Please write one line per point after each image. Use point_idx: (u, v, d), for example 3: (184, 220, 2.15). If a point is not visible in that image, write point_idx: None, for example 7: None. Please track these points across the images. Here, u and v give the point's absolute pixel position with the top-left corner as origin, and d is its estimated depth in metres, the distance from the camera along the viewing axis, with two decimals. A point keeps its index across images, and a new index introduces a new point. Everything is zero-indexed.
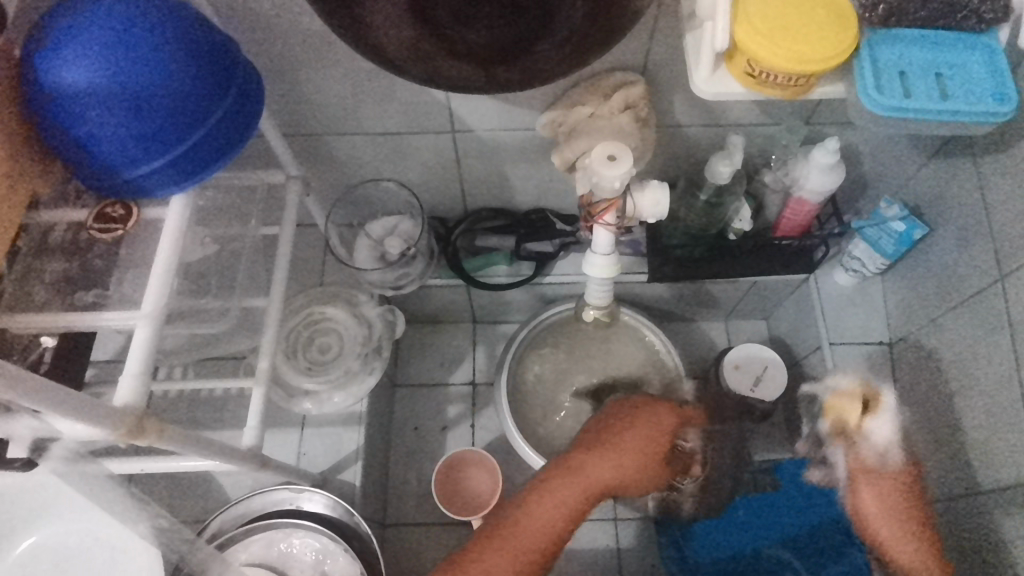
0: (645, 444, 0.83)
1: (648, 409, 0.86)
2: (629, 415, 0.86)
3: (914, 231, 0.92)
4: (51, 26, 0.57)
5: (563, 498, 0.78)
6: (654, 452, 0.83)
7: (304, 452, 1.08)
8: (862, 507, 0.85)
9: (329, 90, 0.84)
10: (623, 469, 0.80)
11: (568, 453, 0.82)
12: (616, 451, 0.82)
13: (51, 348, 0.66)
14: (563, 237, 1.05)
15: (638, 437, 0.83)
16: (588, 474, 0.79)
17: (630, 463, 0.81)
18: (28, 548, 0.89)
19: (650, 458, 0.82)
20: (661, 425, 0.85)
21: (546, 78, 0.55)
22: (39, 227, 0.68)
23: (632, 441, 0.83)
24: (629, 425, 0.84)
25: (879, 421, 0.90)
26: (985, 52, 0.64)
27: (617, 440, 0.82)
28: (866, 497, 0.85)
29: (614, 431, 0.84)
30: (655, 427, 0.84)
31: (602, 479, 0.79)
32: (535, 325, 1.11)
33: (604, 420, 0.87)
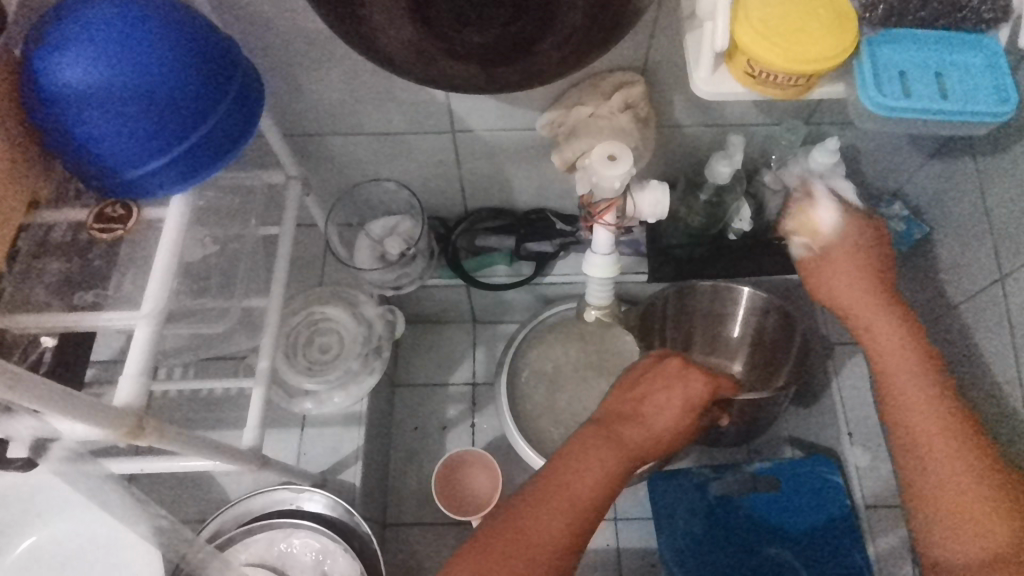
0: (674, 399, 0.74)
1: (681, 362, 0.77)
2: (658, 369, 0.77)
3: (914, 231, 0.94)
4: (50, 26, 0.57)
5: (599, 453, 0.68)
6: (688, 405, 0.74)
7: (304, 452, 1.08)
8: (833, 279, 0.82)
9: (329, 89, 0.84)
10: (654, 420, 0.73)
11: (612, 406, 0.75)
12: (647, 406, 0.74)
13: (51, 348, 0.65)
14: (563, 237, 1.05)
15: (667, 387, 0.75)
16: (622, 431, 0.71)
17: (663, 419, 0.73)
18: (28, 548, 0.89)
19: (682, 409, 0.74)
20: (691, 373, 0.76)
21: (547, 77, 0.55)
22: (42, 226, 0.67)
23: (666, 395, 0.74)
24: (660, 377, 0.76)
25: (822, 200, 0.87)
26: (985, 52, 0.64)
27: (646, 400, 0.74)
28: (837, 254, 0.83)
29: (644, 383, 0.76)
30: (686, 380, 0.75)
31: (642, 435, 0.71)
32: (536, 325, 1.13)
33: (642, 366, 0.78)
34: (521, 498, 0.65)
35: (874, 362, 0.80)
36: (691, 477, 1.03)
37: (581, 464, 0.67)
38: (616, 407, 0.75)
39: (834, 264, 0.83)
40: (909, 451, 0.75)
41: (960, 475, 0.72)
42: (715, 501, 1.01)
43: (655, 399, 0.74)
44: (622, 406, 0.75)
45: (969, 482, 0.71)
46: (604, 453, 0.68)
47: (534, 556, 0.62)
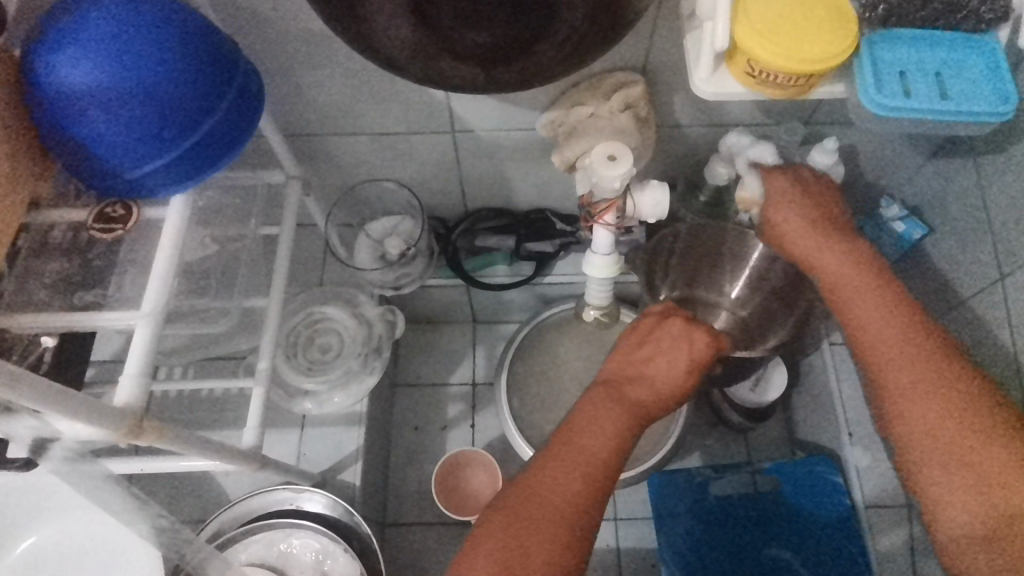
0: (677, 360, 0.70)
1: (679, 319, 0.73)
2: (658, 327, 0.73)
3: (914, 231, 0.93)
4: (51, 26, 0.57)
5: (607, 419, 0.66)
6: (690, 359, 0.70)
7: (304, 453, 1.07)
8: (778, 220, 0.79)
9: (330, 90, 0.84)
10: (657, 380, 0.69)
11: (617, 374, 0.71)
12: (651, 364, 0.71)
13: (52, 348, 0.65)
14: (564, 238, 1.04)
15: (668, 345, 0.71)
16: (624, 393, 0.68)
17: (667, 377, 0.70)
18: (27, 549, 0.89)
19: (687, 366, 0.70)
20: (692, 331, 0.72)
21: (546, 78, 0.55)
22: (39, 227, 0.68)
23: (668, 359, 0.71)
24: (660, 332, 0.72)
25: (744, 178, 0.86)
26: (985, 52, 0.64)
27: (650, 359, 0.71)
28: (779, 211, 0.80)
29: (647, 340, 0.72)
30: (687, 333, 0.72)
31: (645, 398, 0.68)
32: (536, 325, 1.13)
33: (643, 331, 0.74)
34: (527, 473, 0.63)
35: (828, 294, 0.75)
36: (690, 477, 1.03)
37: (588, 433, 0.64)
38: (621, 374, 0.71)
39: (776, 214, 0.80)
40: (879, 381, 0.69)
41: (931, 392, 0.66)
42: (713, 500, 1.02)
43: (659, 362, 0.70)
44: (625, 366, 0.71)
45: (938, 412, 0.65)
46: (610, 422, 0.65)
47: (542, 531, 0.59)
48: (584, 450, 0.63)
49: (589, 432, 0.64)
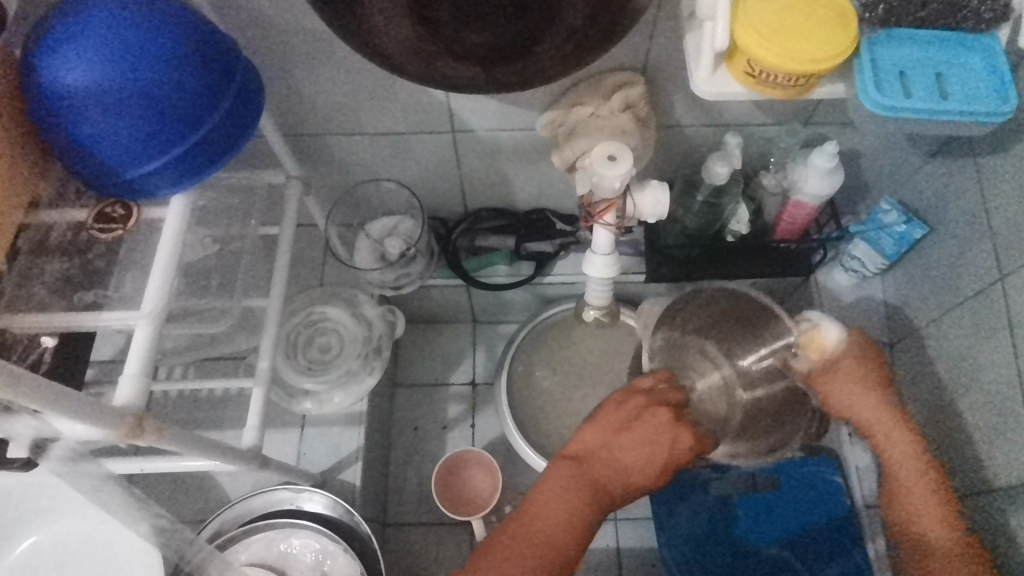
0: (657, 455, 0.72)
1: (662, 410, 0.75)
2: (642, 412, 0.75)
3: (914, 231, 0.93)
4: (51, 25, 0.57)
5: (574, 503, 0.69)
6: (664, 459, 0.72)
7: (304, 452, 1.08)
8: (827, 392, 0.84)
9: (330, 90, 0.84)
10: (621, 474, 0.72)
11: (591, 451, 0.73)
12: (619, 455, 0.73)
13: (51, 348, 0.65)
14: (563, 237, 1.05)
15: (644, 441, 0.72)
16: (586, 479, 0.71)
17: (633, 473, 0.72)
18: (27, 549, 0.88)
19: (655, 467, 0.72)
20: (676, 429, 0.73)
21: (546, 77, 0.55)
22: (38, 227, 0.67)
23: (646, 448, 0.72)
24: (643, 423, 0.73)
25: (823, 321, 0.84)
26: (984, 52, 0.64)
27: (620, 450, 0.73)
28: (834, 391, 0.84)
29: (626, 428, 0.74)
30: (669, 431, 0.73)
31: (614, 483, 0.71)
32: (535, 325, 1.12)
33: (630, 407, 0.75)
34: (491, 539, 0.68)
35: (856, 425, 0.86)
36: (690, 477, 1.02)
37: (550, 514, 0.68)
38: (598, 452, 0.73)
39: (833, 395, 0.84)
40: (888, 467, 0.84)
41: (921, 477, 0.82)
42: (714, 500, 1.02)
43: (638, 453, 0.72)
44: (598, 445, 0.74)
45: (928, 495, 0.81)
46: (576, 507, 0.69)
47: None
48: (544, 531, 0.67)
49: (551, 513, 0.68)
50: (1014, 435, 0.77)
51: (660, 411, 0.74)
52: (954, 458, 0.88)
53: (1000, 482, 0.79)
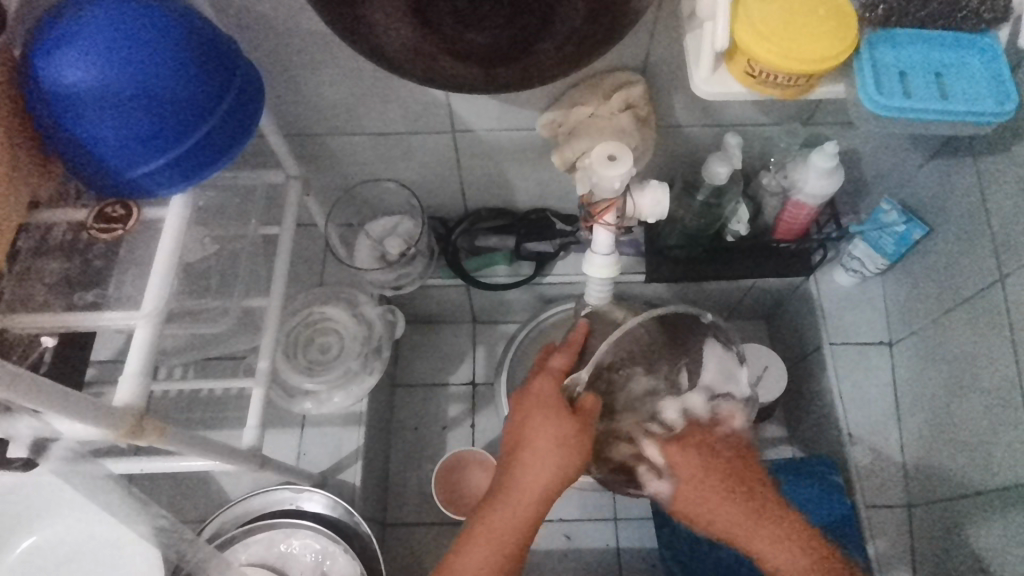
0: (551, 440, 0.69)
1: (532, 414, 0.71)
2: (526, 418, 0.71)
3: (914, 231, 0.93)
4: (52, 25, 0.57)
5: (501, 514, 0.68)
6: (561, 448, 0.69)
7: (304, 453, 1.08)
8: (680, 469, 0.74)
9: (329, 89, 0.84)
10: (522, 491, 0.68)
11: (504, 460, 0.71)
12: (517, 469, 0.69)
13: (51, 348, 0.65)
14: (563, 237, 1.05)
15: (537, 445, 0.69)
16: (495, 515, 0.68)
17: (536, 480, 0.68)
18: (26, 549, 0.88)
19: (561, 469, 0.68)
20: (558, 423, 0.70)
21: (546, 77, 0.55)
22: (39, 227, 0.68)
23: (545, 437, 0.69)
24: (534, 431, 0.69)
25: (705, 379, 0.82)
26: (984, 52, 0.64)
27: (516, 462, 0.69)
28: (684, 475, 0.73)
29: (520, 439, 0.70)
30: (554, 427, 0.69)
31: (539, 483, 0.68)
32: (535, 325, 1.13)
33: (516, 409, 0.73)
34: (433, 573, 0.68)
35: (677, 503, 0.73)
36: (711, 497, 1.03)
37: (486, 534, 0.67)
38: (508, 458, 0.70)
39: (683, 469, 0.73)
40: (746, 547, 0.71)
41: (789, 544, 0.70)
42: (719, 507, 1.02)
43: (545, 438, 0.69)
44: (502, 474, 0.70)
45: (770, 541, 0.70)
46: (507, 517, 0.67)
47: None
48: (480, 553, 0.66)
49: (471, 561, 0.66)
50: (1014, 435, 0.78)
51: (524, 415, 0.71)
52: (954, 459, 0.88)
53: (1001, 482, 0.79)
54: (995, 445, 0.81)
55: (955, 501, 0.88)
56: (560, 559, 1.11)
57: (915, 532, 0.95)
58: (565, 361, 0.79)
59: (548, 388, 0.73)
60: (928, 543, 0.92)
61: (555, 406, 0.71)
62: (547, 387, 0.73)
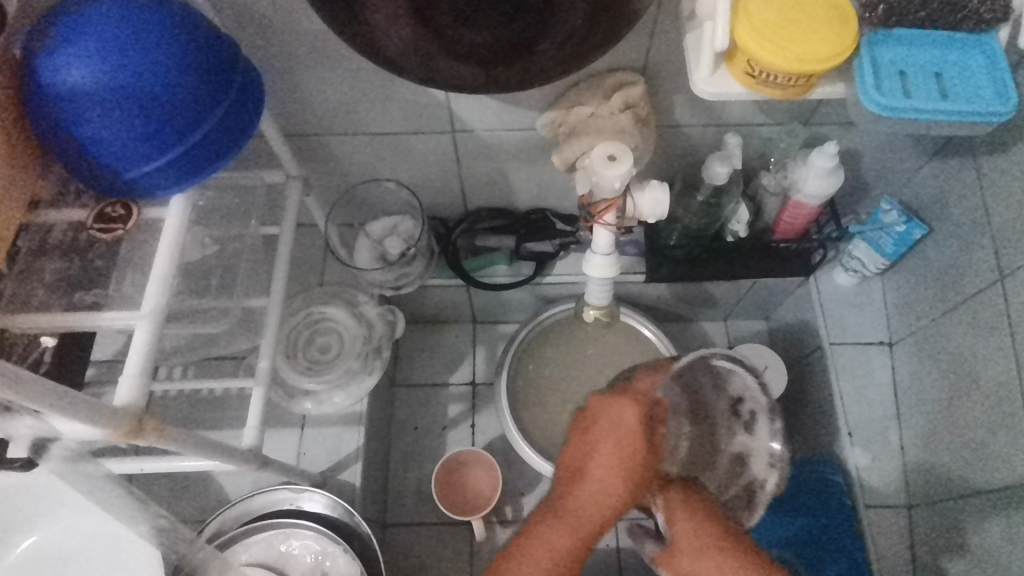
0: (617, 452, 0.63)
1: (606, 437, 0.64)
2: (599, 430, 0.64)
3: (914, 231, 0.93)
4: (52, 26, 0.57)
5: (558, 529, 0.64)
6: (625, 481, 0.63)
7: (304, 452, 1.08)
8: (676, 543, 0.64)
9: (329, 90, 0.84)
10: (580, 510, 0.64)
11: (575, 477, 0.65)
12: (579, 495, 0.64)
13: (52, 347, 0.65)
14: (563, 237, 1.05)
15: (601, 475, 0.63)
16: (550, 532, 0.64)
17: (594, 508, 0.63)
18: (27, 548, 0.88)
19: (618, 501, 0.63)
20: (626, 457, 0.63)
21: (546, 78, 0.55)
22: (39, 228, 0.68)
23: (611, 454, 0.63)
24: (603, 448, 0.63)
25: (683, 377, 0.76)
26: (985, 52, 0.64)
27: (580, 484, 0.64)
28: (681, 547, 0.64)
29: (585, 463, 0.64)
30: (624, 450, 0.63)
31: (599, 505, 0.63)
32: (536, 326, 1.11)
33: (585, 427, 0.66)
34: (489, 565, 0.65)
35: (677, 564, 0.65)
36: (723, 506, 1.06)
37: (538, 545, 0.63)
38: (580, 472, 0.65)
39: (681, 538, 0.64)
40: None
41: None
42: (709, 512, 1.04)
43: (608, 449, 0.63)
44: (562, 490, 0.66)
45: None
46: (560, 534, 0.63)
47: None
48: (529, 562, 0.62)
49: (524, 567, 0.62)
50: (1013, 434, 0.78)
51: (597, 425, 0.65)
52: (955, 458, 0.88)
53: (1001, 482, 0.79)
54: (995, 445, 0.81)
55: (954, 501, 0.88)
56: None
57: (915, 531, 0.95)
58: (651, 384, 0.67)
59: (630, 415, 0.64)
60: (928, 542, 0.92)
61: (631, 433, 0.63)
62: (630, 414, 0.64)
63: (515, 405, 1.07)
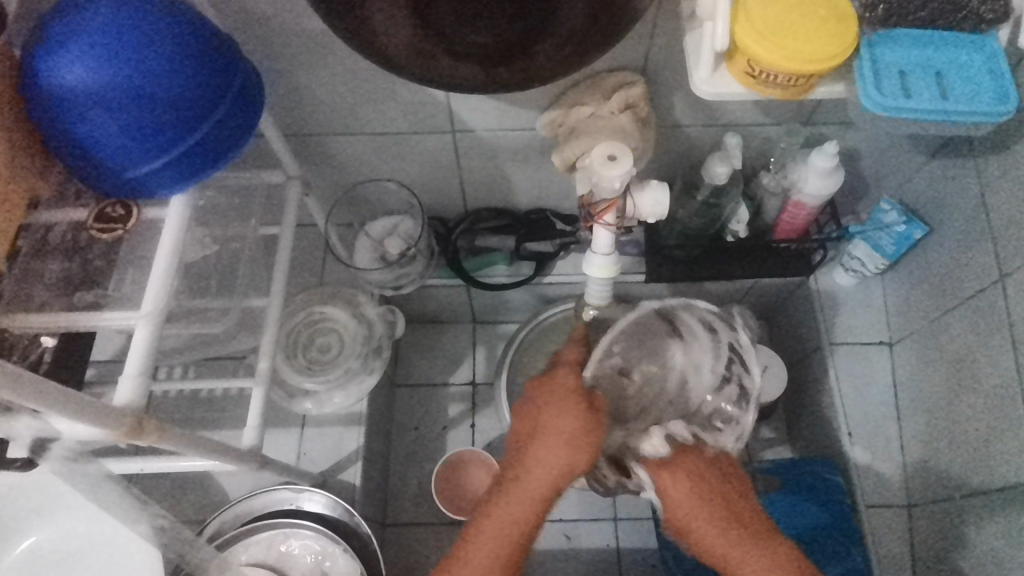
0: (563, 418, 0.67)
1: (549, 404, 0.69)
2: (544, 400, 0.69)
3: (914, 231, 0.93)
4: (51, 26, 0.57)
5: (514, 499, 0.67)
6: (570, 445, 0.66)
7: (304, 452, 1.08)
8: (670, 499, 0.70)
9: (328, 90, 0.84)
10: (532, 479, 0.67)
11: (525, 447, 0.69)
12: (528, 461, 0.67)
13: (52, 348, 0.66)
14: (563, 237, 1.05)
15: (548, 441, 0.67)
16: (504, 502, 0.67)
17: (545, 477, 0.67)
18: (27, 548, 0.88)
19: (567, 466, 0.66)
20: (579, 436, 0.67)
21: (546, 78, 0.55)
22: (39, 227, 0.67)
23: (557, 420, 0.67)
24: (548, 415, 0.68)
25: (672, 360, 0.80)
26: (985, 52, 0.64)
27: (530, 453, 0.68)
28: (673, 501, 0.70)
29: (535, 431, 0.68)
30: (568, 416, 0.67)
31: (551, 473, 0.67)
32: (535, 325, 1.13)
33: (529, 398, 0.71)
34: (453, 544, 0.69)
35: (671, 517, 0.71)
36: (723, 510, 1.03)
37: (495, 513, 0.67)
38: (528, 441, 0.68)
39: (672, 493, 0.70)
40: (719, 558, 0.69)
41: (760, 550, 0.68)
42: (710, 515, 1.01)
43: (555, 414, 0.68)
44: (513, 462, 0.69)
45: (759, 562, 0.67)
46: (515, 502, 0.67)
47: None
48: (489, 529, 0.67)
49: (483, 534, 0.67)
50: (1013, 435, 0.78)
51: (541, 393, 0.70)
52: (955, 458, 0.88)
53: (1001, 482, 0.79)
54: (994, 445, 0.81)
55: (954, 501, 0.88)
56: (562, 556, 1.11)
57: (914, 530, 0.95)
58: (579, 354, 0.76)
59: (569, 381, 0.70)
60: (927, 542, 0.93)
61: (571, 399, 0.68)
62: (568, 379, 0.70)
63: (515, 405, 1.07)
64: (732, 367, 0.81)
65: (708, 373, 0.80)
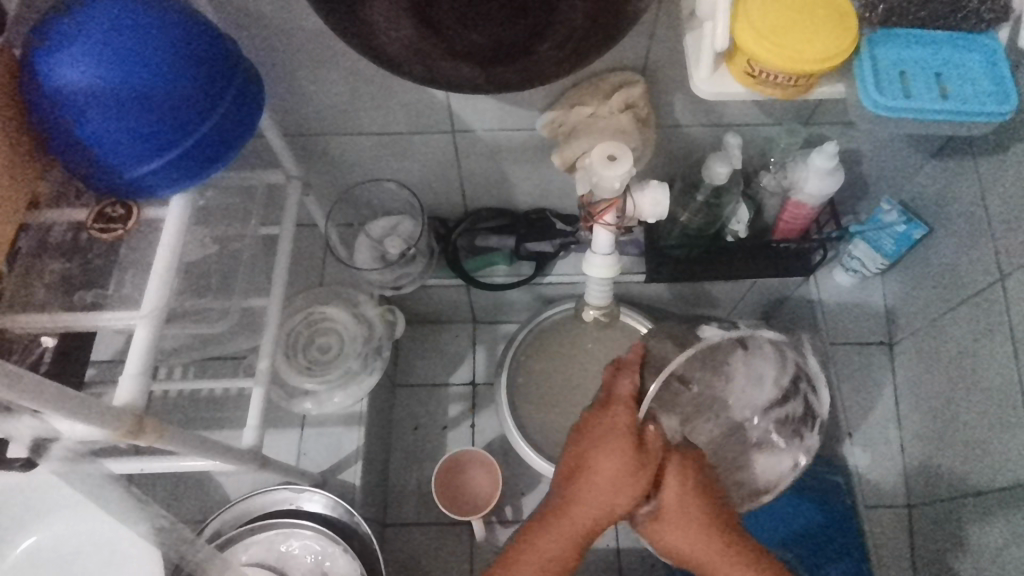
0: (616, 459, 0.64)
1: (601, 446, 0.65)
2: (595, 443, 0.65)
3: (914, 231, 0.93)
4: (50, 25, 0.57)
5: (557, 536, 0.66)
6: (623, 488, 0.64)
7: (304, 452, 1.08)
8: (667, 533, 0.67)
9: (328, 90, 0.84)
10: (577, 518, 0.66)
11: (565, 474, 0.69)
12: (574, 499, 0.66)
13: (52, 347, 0.65)
14: (563, 237, 1.05)
15: (600, 481, 0.65)
16: (545, 539, 0.66)
17: (591, 516, 0.66)
18: (27, 549, 0.88)
19: (616, 508, 0.65)
20: (629, 475, 0.64)
21: (546, 77, 0.55)
22: (39, 227, 0.67)
23: (607, 462, 0.64)
24: (599, 455, 0.65)
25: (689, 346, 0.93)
26: (984, 52, 0.64)
27: (577, 490, 0.66)
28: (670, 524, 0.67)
29: (583, 472, 0.66)
30: (621, 459, 0.64)
31: (599, 512, 0.65)
32: (535, 325, 1.12)
33: (576, 437, 0.68)
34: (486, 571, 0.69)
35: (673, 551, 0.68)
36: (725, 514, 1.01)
37: (537, 546, 0.66)
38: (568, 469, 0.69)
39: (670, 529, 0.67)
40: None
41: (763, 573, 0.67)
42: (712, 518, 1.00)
43: (607, 454, 0.64)
44: (556, 499, 0.68)
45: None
46: (557, 539, 0.66)
47: None
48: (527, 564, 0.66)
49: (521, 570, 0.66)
50: (1013, 435, 0.78)
51: (591, 431, 0.66)
52: (955, 459, 0.88)
53: (1001, 482, 0.80)
54: (994, 445, 0.81)
55: (954, 501, 0.88)
56: None
57: (914, 530, 0.95)
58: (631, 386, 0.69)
59: (624, 419, 0.66)
60: (927, 542, 0.93)
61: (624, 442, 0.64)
62: (624, 420, 0.66)
63: (515, 406, 1.07)
64: (798, 383, 0.76)
65: (771, 385, 0.75)
